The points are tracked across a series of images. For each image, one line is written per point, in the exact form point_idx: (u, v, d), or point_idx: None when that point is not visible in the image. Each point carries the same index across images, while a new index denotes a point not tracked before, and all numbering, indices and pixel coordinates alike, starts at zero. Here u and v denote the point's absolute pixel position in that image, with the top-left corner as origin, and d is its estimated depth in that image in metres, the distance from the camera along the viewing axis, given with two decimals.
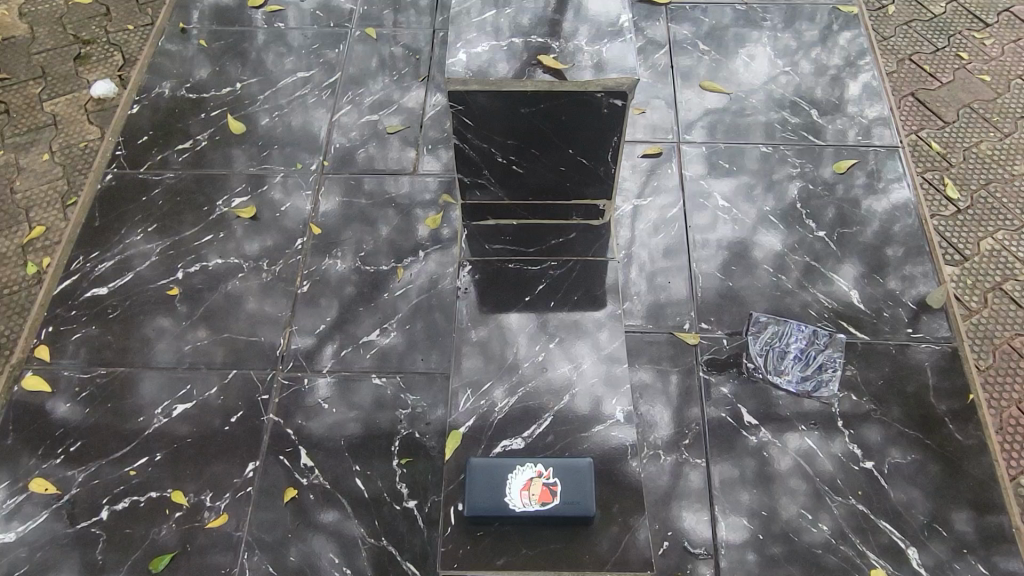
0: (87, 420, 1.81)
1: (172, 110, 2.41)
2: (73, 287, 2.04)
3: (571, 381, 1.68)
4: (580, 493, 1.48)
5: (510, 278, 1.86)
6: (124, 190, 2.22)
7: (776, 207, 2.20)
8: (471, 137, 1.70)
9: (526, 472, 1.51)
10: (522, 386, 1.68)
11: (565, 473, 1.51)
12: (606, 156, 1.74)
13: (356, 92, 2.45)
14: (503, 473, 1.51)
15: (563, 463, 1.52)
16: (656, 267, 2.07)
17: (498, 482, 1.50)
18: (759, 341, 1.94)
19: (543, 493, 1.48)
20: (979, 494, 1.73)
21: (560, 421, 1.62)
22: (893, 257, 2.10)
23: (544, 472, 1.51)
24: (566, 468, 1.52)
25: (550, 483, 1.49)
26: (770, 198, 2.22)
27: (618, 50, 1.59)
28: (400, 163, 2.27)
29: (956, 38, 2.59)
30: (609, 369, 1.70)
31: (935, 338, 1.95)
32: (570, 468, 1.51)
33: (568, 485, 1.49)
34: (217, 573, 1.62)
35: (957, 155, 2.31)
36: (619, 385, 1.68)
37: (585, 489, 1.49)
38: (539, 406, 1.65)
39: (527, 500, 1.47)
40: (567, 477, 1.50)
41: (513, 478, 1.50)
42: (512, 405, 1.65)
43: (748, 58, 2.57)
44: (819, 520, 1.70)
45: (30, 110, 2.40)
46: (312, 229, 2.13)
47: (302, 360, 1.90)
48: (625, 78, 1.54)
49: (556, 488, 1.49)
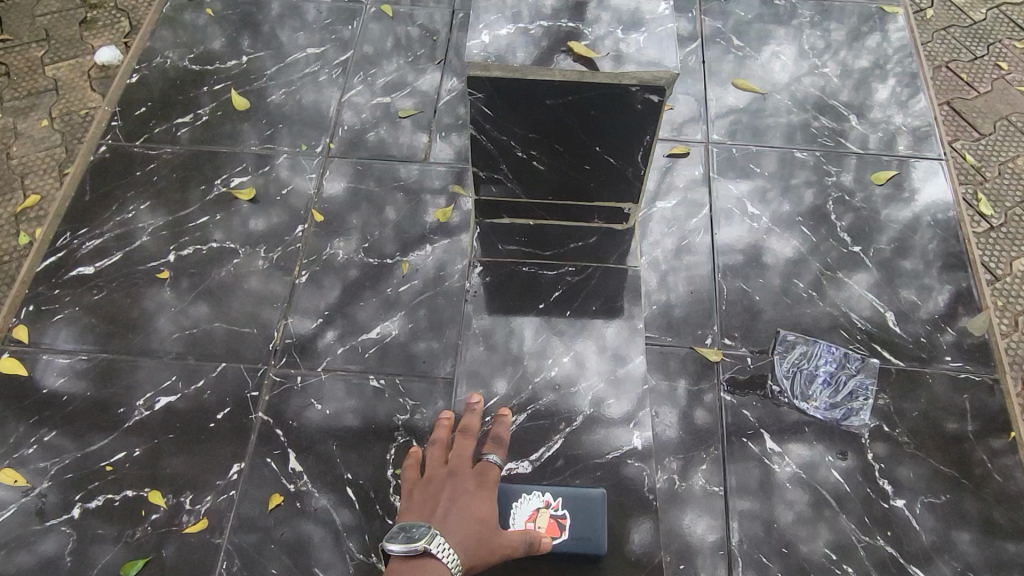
0: (65, 408, 1.72)
1: (175, 82, 2.31)
2: (58, 264, 1.94)
3: (573, 378, 1.71)
4: (590, 529, 1.48)
5: (525, 281, 1.84)
6: (118, 164, 2.12)
7: (798, 211, 2.10)
8: (490, 128, 1.60)
9: (533, 503, 1.52)
10: (533, 404, 1.68)
11: (576, 506, 1.51)
12: (635, 156, 1.64)
13: (369, 72, 2.34)
14: (510, 502, 1.51)
15: (573, 493, 1.53)
16: (670, 268, 1.97)
17: (504, 511, 1.50)
18: (786, 361, 1.83)
19: (550, 526, 1.49)
20: (1013, 538, 1.62)
21: (570, 446, 1.63)
22: (915, 271, 1.99)
23: (552, 503, 1.52)
24: (576, 499, 1.52)
25: (558, 516, 1.50)
26: (786, 202, 2.11)
27: (638, 42, 1.48)
28: (412, 149, 2.17)
29: (996, 47, 2.48)
30: (616, 368, 1.73)
31: (972, 367, 1.84)
32: (582, 501, 1.52)
33: (577, 520, 1.49)
34: None
35: (992, 169, 2.21)
36: (623, 386, 1.70)
37: (595, 525, 1.49)
38: (550, 426, 1.65)
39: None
40: (578, 511, 1.50)
41: (519, 508, 1.51)
42: (521, 423, 1.65)
43: (778, 56, 2.46)
44: (841, 561, 1.59)
45: (31, 73, 2.31)
46: (314, 216, 2.03)
47: (297, 356, 1.80)
48: (644, 72, 1.43)
49: (564, 522, 1.49)
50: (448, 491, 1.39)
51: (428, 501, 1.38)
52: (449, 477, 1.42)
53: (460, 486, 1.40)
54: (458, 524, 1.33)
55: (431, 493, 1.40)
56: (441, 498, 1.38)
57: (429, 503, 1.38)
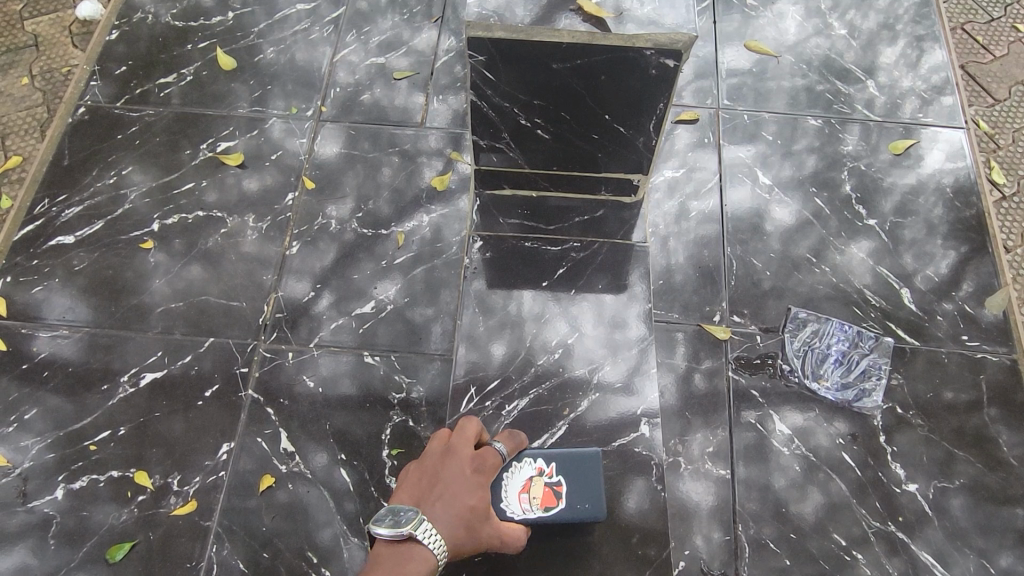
0: (47, 385, 1.67)
1: (158, 39, 2.20)
2: (38, 233, 1.87)
3: (570, 347, 1.65)
4: (587, 497, 1.41)
5: (527, 258, 1.77)
6: (98, 126, 2.04)
7: (800, 176, 2.03)
8: (491, 94, 1.53)
9: (525, 471, 1.41)
10: (535, 388, 1.60)
11: (570, 471, 1.43)
12: (647, 127, 1.57)
13: (363, 29, 2.24)
14: (501, 473, 1.40)
15: (567, 457, 1.44)
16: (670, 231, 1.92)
17: (496, 485, 1.39)
18: (797, 340, 1.77)
19: (546, 496, 1.40)
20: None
21: (575, 432, 1.55)
22: (915, 238, 1.93)
23: (546, 470, 1.42)
24: (571, 464, 1.43)
25: (553, 485, 1.41)
26: (788, 166, 2.04)
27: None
28: (407, 112, 2.08)
29: (1014, 8, 2.37)
30: (613, 333, 1.67)
31: (988, 346, 1.78)
32: (577, 465, 1.43)
33: (574, 488, 1.41)
34: (182, 566, 1.49)
35: (1006, 137, 2.13)
36: (620, 351, 1.65)
37: (592, 491, 1.41)
38: (553, 413, 1.57)
39: (528, 505, 1.38)
40: (573, 477, 1.42)
41: (511, 478, 1.40)
42: (522, 409, 1.57)
43: (788, 17, 2.36)
44: (847, 545, 1.56)
45: (9, 28, 2.21)
46: (305, 183, 1.95)
47: (287, 331, 1.74)
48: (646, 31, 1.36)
49: (560, 491, 1.41)
50: (444, 472, 1.24)
51: (422, 483, 1.23)
52: (446, 458, 1.27)
53: (456, 470, 1.25)
54: (447, 513, 1.19)
55: (426, 473, 1.26)
56: (436, 479, 1.23)
57: (422, 485, 1.23)
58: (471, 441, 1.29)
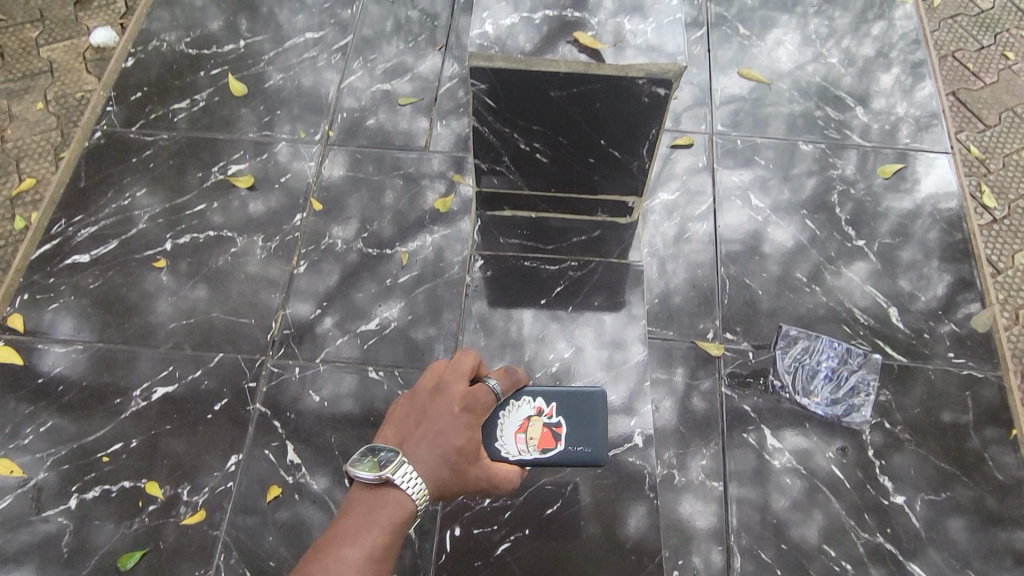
0: (62, 398, 1.71)
1: (172, 66, 2.27)
2: (53, 252, 1.92)
3: (569, 363, 1.72)
4: (585, 441, 1.44)
5: (526, 276, 1.84)
6: (113, 149, 2.10)
7: (796, 200, 2.08)
8: (492, 120, 1.58)
9: (524, 411, 1.44)
10: None
11: (570, 415, 1.46)
12: (640, 151, 1.62)
13: (369, 56, 2.31)
14: (500, 413, 1.43)
15: (567, 399, 1.47)
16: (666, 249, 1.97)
17: (493, 423, 1.42)
18: (788, 356, 1.81)
19: (544, 436, 1.43)
20: (1013, 538, 1.62)
21: None
22: (907, 258, 1.98)
23: (545, 412, 1.46)
24: (570, 407, 1.47)
25: (552, 426, 1.45)
26: (787, 190, 2.10)
27: (639, 28, 1.44)
28: (411, 136, 2.14)
29: (1003, 36, 2.45)
30: (612, 353, 1.74)
31: (974, 363, 1.83)
32: (577, 408, 1.47)
33: (572, 431, 1.45)
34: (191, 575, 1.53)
35: (996, 161, 2.19)
36: (618, 370, 1.72)
37: (591, 433, 1.45)
38: None
39: (526, 444, 1.42)
40: (571, 420, 1.46)
41: (509, 417, 1.43)
42: None
43: (782, 45, 2.42)
44: (839, 557, 1.60)
45: (25, 55, 2.29)
46: (312, 204, 2.00)
47: (294, 346, 1.79)
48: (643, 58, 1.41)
49: (558, 433, 1.45)
50: (431, 411, 1.21)
51: (408, 420, 1.22)
52: (434, 396, 1.23)
53: (444, 408, 1.21)
54: (430, 454, 1.17)
55: (415, 410, 1.24)
56: (423, 418, 1.21)
57: (408, 424, 1.22)
58: (464, 378, 1.25)
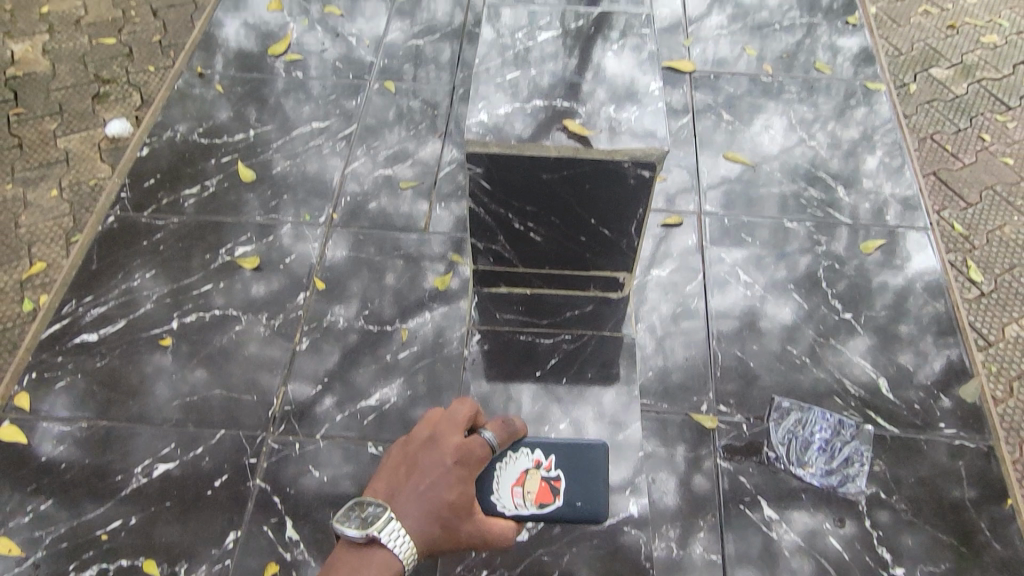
0: (64, 476, 1.71)
1: (184, 154, 2.38)
2: (62, 332, 1.96)
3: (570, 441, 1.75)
4: (584, 496, 1.45)
5: (521, 350, 1.91)
6: (124, 233, 2.17)
7: (793, 277, 2.13)
8: (487, 201, 1.65)
9: (522, 463, 1.46)
10: None
11: (568, 470, 1.48)
12: (629, 228, 1.69)
13: (372, 143, 2.41)
14: (499, 466, 1.44)
15: (565, 452, 1.49)
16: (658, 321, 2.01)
17: (489, 476, 1.43)
18: (781, 428, 1.83)
19: (543, 491, 1.45)
20: None
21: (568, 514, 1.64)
22: (897, 330, 2.02)
23: (544, 465, 1.48)
24: (569, 461, 1.49)
25: (550, 479, 1.46)
26: (782, 268, 2.15)
27: (621, 114, 1.53)
28: (412, 218, 2.22)
29: (978, 120, 2.63)
30: (613, 433, 1.78)
31: (965, 434, 1.84)
32: (576, 462, 1.49)
33: (571, 487, 1.46)
34: None
35: (980, 237, 2.29)
36: (621, 450, 1.75)
37: (590, 487, 1.46)
38: None
39: (523, 497, 1.43)
40: (570, 475, 1.47)
41: (506, 470, 1.44)
42: None
43: (767, 129, 2.53)
44: None
45: (43, 145, 2.44)
46: (316, 283, 2.06)
47: (295, 422, 1.80)
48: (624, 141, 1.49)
49: (556, 487, 1.46)
50: (424, 461, 1.23)
51: (400, 471, 1.24)
52: (428, 446, 1.25)
53: (437, 460, 1.23)
54: (420, 507, 1.19)
55: (407, 460, 1.26)
56: (414, 469, 1.23)
57: (400, 474, 1.24)
58: (459, 430, 1.27)
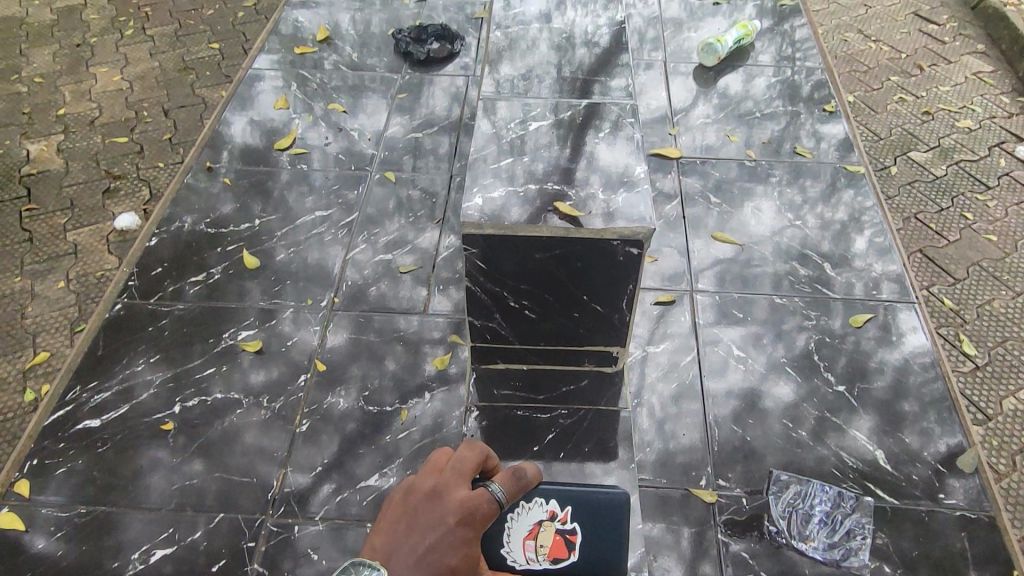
0: (61, 563, 1.69)
1: (191, 243, 2.45)
2: (65, 418, 1.97)
3: None
4: (597, 551, 1.53)
5: (519, 425, 1.91)
6: (130, 319, 2.21)
7: (790, 357, 2.15)
8: (483, 279, 1.70)
9: (538, 516, 1.56)
10: None
11: (584, 524, 1.56)
12: (620, 303, 1.73)
13: (372, 231, 2.49)
14: (515, 519, 1.54)
15: (582, 507, 1.58)
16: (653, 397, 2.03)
17: (504, 528, 1.52)
18: (781, 502, 1.82)
19: (556, 545, 1.54)
20: None
21: None
22: (892, 402, 2.04)
23: (559, 519, 1.57)
24: (585, 516, 1.57)
25: (565, 534, 1.55)
26: (780, 347, 2.18)
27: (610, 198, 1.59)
28: (412, 302, 2.27)
29: (959, 200, 2.73)
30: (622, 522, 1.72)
31: (966, 505, 1.83)
32: (593, 516, 1.57)
33: (585, 542, 1.55)
34: None
35: (970, 312, 2.33)
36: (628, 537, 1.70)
37: (604, 543, 1.54)
38: None
39: (538, 550, 1.52)
40: (585, 530, 1.56)
41: (522, 522, 1.54)
42: None
43: (756, 211, 2.62)
44: None
45: (53, 239, 2.52)
46: (317, 365, 2.10)
47: (295, 504, 1.80)
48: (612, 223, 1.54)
49: (571, 541, 1.54)
50: (424, 519, 1.15)
51: (397, 529, 1.15)
52: (430, 501, 1.18)
53: (438, 518, 1.15)
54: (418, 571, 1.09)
55: (405, 517, 1.17)
56: (412, 528, 1.14)
57: (397, 532, 1.15)
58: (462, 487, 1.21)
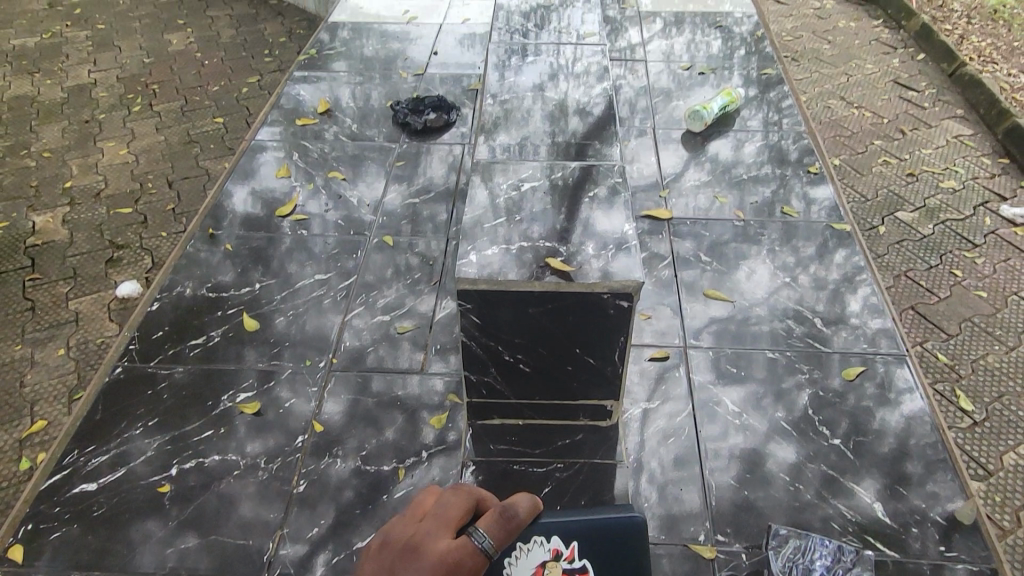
0: None
1: (192, 308, 2.48)
2: (62, 483, 1.96)
3: None
4: None
5: (515, 479, 1.97)
6: (129, 383, 2.22)
7: (792, 419, 2.14)
8: (478, 335, 1.73)
9: (542, 555, 1.52)
10: None
11: (591, 560, 1.55)
12: (612, 355, 1.76)
13: (371, 295, 2.53)
14: (520, 561, 1.51)
15: (588, 539, 1.56)
16: (652, 455, 2.03)
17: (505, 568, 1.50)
18: (780, 557, 1.78)
19: None
20: None
21: None
22: (891, 457, 2.04)
23: (566, 556, 1.54)
24: (592, 550, 1.56)
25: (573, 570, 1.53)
26: (781, 407, 2.17)
27: (602, 255, 1.64)
28: (410, 364, 2.29)
29: (947, 257, 2.79)
30: None
31: (969, 558, 1.81)
32: (601, 548, 1.56)
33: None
34: None
35: (965, 367, 2.36)
36: None
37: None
38: None
39: None
40: (593, 565, 1.54)
41: (527, 563, 1.51)
42: None
43: (749, 271, 2.66)
44: None
45: (54, 307, 2.56)
46: (314, 427, 2.10)
47: (291, 569, 1.78)
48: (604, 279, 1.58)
49: None
50: (403, 568, 1.12)
51: None
52: (408, 552, 1.15)
53: (417, 568, 1.12)
54: None
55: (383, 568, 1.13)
56: None
57: None
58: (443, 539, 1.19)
